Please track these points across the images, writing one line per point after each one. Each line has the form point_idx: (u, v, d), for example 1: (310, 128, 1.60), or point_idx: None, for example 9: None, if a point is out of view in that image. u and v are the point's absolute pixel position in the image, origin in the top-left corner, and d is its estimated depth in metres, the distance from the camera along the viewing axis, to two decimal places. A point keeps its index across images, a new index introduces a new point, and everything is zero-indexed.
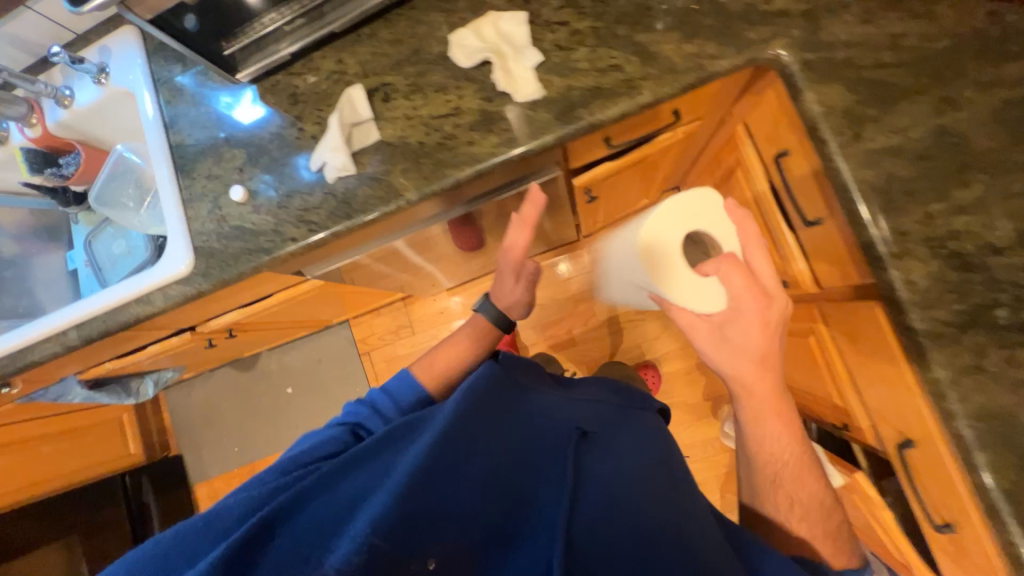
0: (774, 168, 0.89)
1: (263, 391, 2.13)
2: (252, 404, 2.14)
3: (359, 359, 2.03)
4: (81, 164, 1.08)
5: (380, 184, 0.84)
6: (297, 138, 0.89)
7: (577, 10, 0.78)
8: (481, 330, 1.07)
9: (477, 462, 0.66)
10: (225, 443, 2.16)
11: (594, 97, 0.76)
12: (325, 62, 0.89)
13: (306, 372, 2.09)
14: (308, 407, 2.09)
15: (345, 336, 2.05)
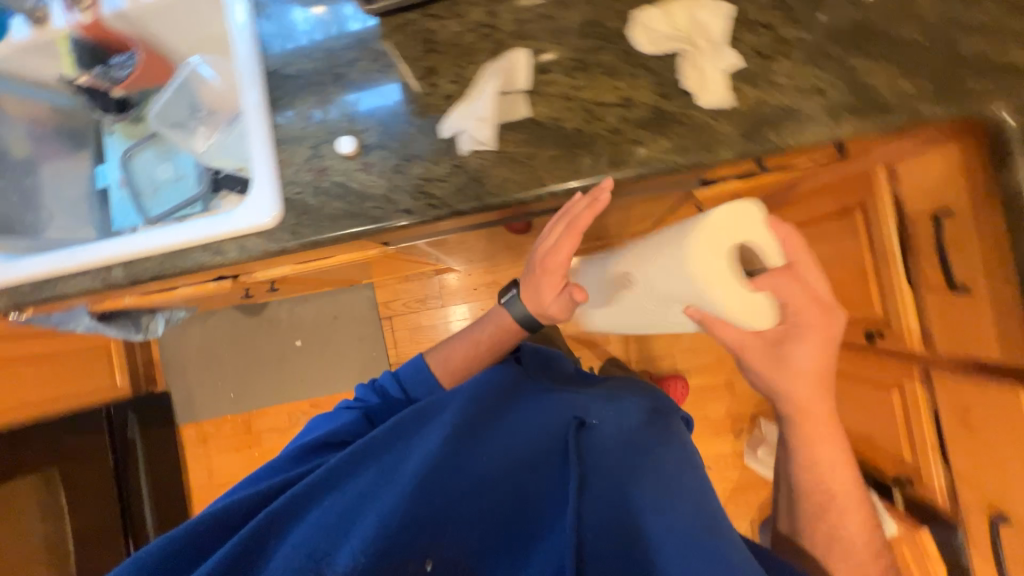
0: (918, 223, 0.86)
1: (268, 339, 2.01)
2: (254, 351, 2.02)
3: (379, 323, 1.93)
4: (139, 67, 0.93)
5: (522, 167, 0.74)
6: (426, 94, 0.77)
7: (786, 15, 0.70)
8: (505, 330, 0.94)
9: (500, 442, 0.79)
10: (220, 387, 2.04)
11: (788, 119, 0.69)
12: (474, 11, 0.77)
13: (318, 327, 1.98)
14: (315, 363, 1.99)
15: (367, 297, 1.93)
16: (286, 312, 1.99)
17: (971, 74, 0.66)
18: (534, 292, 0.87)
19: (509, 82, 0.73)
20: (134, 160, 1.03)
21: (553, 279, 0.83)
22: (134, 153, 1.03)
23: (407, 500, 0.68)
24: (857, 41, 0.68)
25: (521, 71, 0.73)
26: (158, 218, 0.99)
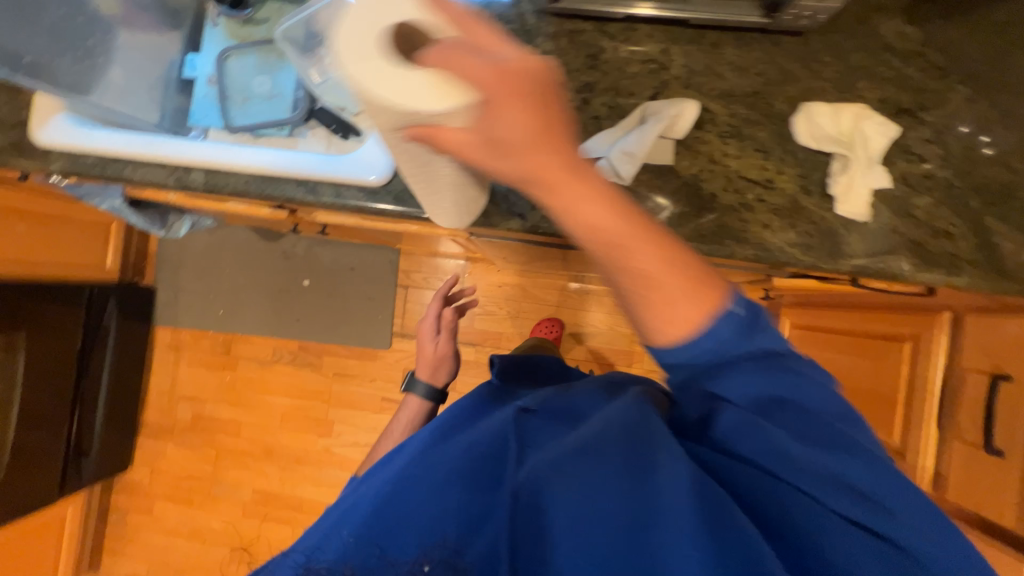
0: (972, 376, 0.89)
1: (275, 269, 1.93)
2: (257, 276, 1.94)
3: (394, 289, 1.89)
4: None
5: (649, 213, 0.73)
6: (576, 108, 0.76)
7: (942, 154, 0.71)
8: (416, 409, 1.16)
9: (450, 452, 0.65)
10: (210, 300, 1.95)
11: (913, 252, 0.71)
12: (649, 43, 0.75)
13: (331, 273, 1.92)
14: (316, 308, 1.93)
15: (390, 260, 1.89)
16: (303, 248, 1.92)
17: None
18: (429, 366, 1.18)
19: (668, 127, 0.72)
20: (232, 61, 0.97)
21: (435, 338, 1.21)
22: (233, 53, 0.97)
23: (363, 532, 0.59)
24: (999, 201, 0.70)
25: (684, 121, 0.72)
26: (241, 130, 0.93)
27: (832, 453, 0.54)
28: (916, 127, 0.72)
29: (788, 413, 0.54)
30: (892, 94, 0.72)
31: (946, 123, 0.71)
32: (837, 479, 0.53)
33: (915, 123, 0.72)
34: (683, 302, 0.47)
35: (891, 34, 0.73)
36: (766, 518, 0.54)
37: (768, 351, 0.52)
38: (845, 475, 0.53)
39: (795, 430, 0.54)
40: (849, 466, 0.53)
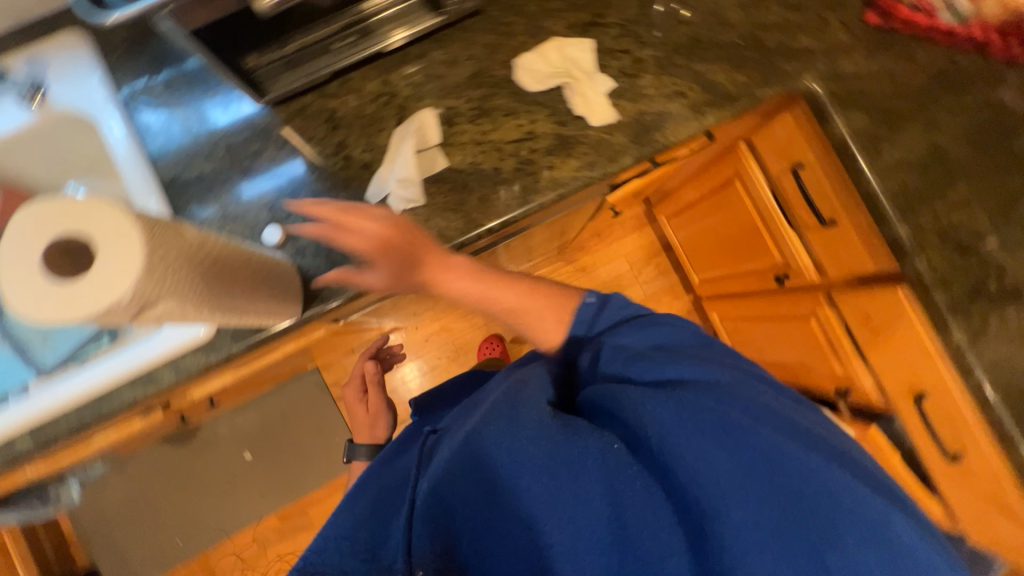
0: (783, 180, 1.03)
1: (209, 465, 1.77)
2: (195, 483, 1.77)
3: (335, 406, 1.81)
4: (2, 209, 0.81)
5: (456, 214, 0.78)
6: (342, 167, 0.79)
7: (637, 39, 0.83)
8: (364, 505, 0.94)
9: (362, 498, 0.63)
10: (161, 539, 1.74)
11: (665, 121, 0.81)
12: (369, 84, 0.80)
13: (267, 432, 1.80)
14: (273, 473, 1.79)
15: (315, 383, 1.81)
16: (225, 428, 1.78)
17: (782, 59, 0.83)
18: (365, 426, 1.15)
19: (423, 139, 0.78)
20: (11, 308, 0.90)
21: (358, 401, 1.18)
22: None
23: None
24: (696, 50, 0.83)
25: (431, 127, 0.79)
26: (55, 369, 0.86)
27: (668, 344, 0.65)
28: (606, 31, 0.83)
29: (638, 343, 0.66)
30: (574, 17, 0.83)
31: (624, 16, 0.83)
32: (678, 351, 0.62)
33: (604, 28, 0.83)
34: (549, 314, 0.71)
35: None
36: (611, 406, 0.58)
37: (625, 318, 0.71)
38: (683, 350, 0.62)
39: (640, 343, 0.66)
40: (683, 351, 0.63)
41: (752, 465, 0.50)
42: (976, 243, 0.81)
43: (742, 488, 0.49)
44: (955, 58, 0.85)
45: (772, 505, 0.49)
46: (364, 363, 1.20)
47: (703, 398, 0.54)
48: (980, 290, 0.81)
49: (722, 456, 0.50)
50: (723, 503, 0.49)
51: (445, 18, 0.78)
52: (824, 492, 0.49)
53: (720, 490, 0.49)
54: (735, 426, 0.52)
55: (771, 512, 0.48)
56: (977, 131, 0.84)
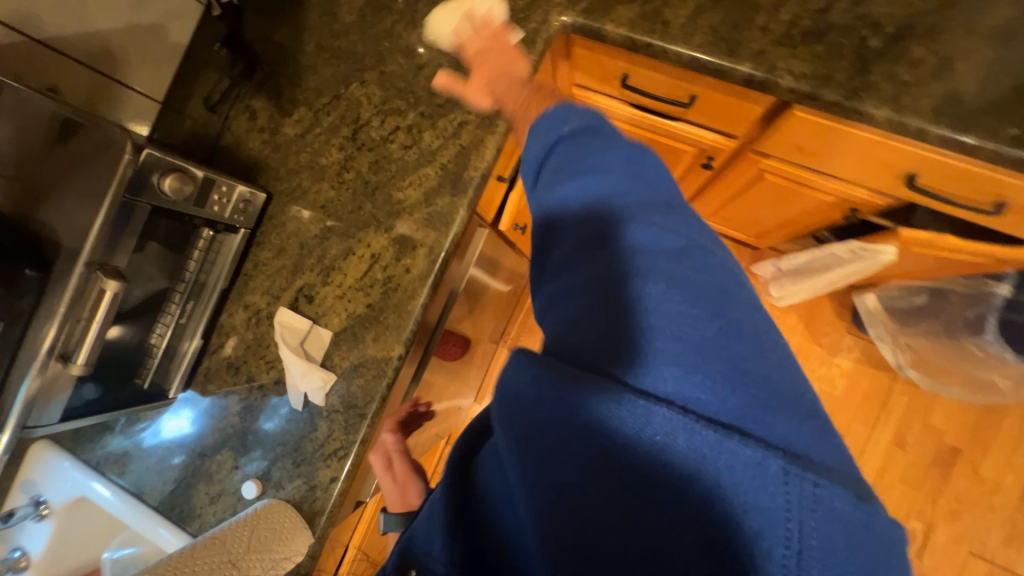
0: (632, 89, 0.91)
1: None
2: None
3: None
4: None
5: (366, 366, 0.80)
6: (263, 396, 0.83)
7: (396, 113, 0.83)
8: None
9: None
10: None
11: (465, 157, 0.79)
12: (237, 317, 0.85)
13: None
14: None
15: None
16: None
17: (522, 24, 0.80)
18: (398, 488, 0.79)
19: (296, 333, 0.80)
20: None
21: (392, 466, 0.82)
22: None
23: None
24: (448, 78, 0.81)
25: (293, 319, 0.79)
26: None
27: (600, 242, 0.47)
28: (370, 126, 0.83)
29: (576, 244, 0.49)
30: (338, 138, 0.84)
31: (373, 103, 0.84)
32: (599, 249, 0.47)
33: (366, 126, 0.83)
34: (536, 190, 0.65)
35: (294, 127, 0.86)
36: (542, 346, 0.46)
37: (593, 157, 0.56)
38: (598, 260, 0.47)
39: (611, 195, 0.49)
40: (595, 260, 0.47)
41: (592, 449, 0.38)
42: (824, 22, 0.70)
43: (582, 483, 0.38)
44: None
45: (610, 495, 0.38)
46: (390, 431, 0.84)
47: (581, 351, 0.43)
48: (865, 57, 0.69)
49: (564, 445, 0.39)
50: (550, 504, 0.38)
51: (246, 229, 0.82)
52: (687, 474, 0.36)
53: (549, 486, 0.39)
54: (601, 386, 0.40)
55: (612, 503, 0.37)
56: None
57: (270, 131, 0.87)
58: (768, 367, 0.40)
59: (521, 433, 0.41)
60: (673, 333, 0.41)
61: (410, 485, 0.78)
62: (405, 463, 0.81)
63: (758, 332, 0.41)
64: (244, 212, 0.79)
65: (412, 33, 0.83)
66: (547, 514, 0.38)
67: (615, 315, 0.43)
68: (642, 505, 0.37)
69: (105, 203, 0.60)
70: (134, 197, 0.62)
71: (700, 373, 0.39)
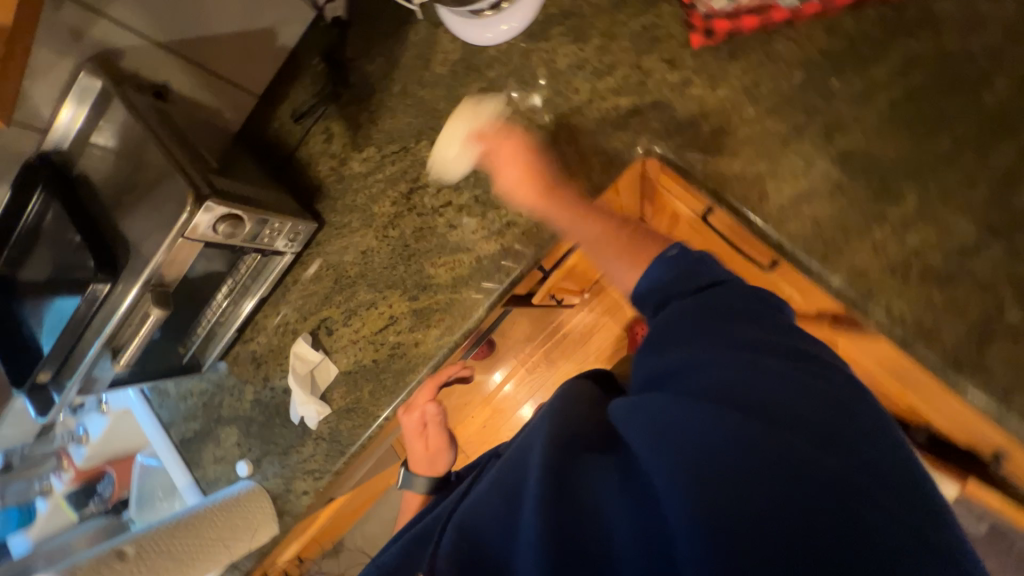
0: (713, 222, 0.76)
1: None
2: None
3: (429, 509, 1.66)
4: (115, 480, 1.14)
5: (357, 412, 0.86)
6: (273, 397, 0.93)
7: (453, 186, 0.81)
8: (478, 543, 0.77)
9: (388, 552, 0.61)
10: None
11: (503, 258, 0.77)
12: (269, 320, 0.94)
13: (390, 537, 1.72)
14: None
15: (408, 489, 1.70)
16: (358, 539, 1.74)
17: (607, 137, 0.72)
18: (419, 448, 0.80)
19: (306, 362, 0.87)
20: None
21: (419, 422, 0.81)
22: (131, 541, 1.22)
23: None
24: None
25: (306, 350, 0.87)
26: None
27: (717, 296, 0.51)
28: (426, 191, 0.82)
29: (696, 301, 0.51)
30: (395, 192, 0.85)
31: None
32: (697, 307, 0.50)
33: (423, 189, 0.83)
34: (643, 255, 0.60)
35: (360, 164, 0.88)
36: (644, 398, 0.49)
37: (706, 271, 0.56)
38: (711, 310, 0.50)
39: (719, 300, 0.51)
40: (719, 310, 0.50)
41: (728, 444, 0.41)
42: (959, 265, 0.56)
43: (712, 475, 0.40)
44: (838, 25, 0.61)
45: (760, 480, 0.39)
46: (431, 401, 0.80)
47: (697, 376, 0.46)
48: (992, 326, 0.55)
49: (700, 437, 0.42)
50: (685, 490, 0.40)
51: (291, 253, 0.87)
52: (828, 495, 0.38)
53: (677, 478, 0.41)
54: (726, 392, 0.44)
55: (762, 488, 0.39)
56: (911, 104, 0.59)
57: (339, 160, 0.89)
58: (862, 424, 0.43)
59: (645, 425, 0.45)
60: (788, 378, 0.44)
61: (442, 454, 0.79)
62: (439, 433, 0.79)
63: (854, 396, 0.45)
64: (293, 241, 0.85)
65: (495, 108, 0.79)
66: (680, 498, 0.40)
67: (737, 355, 0.46)
68: (796, 493, 0.39)
69: (169, 236, 0.66)
70: (190, 237, 0.67)
71: (808, 415, 0.42)
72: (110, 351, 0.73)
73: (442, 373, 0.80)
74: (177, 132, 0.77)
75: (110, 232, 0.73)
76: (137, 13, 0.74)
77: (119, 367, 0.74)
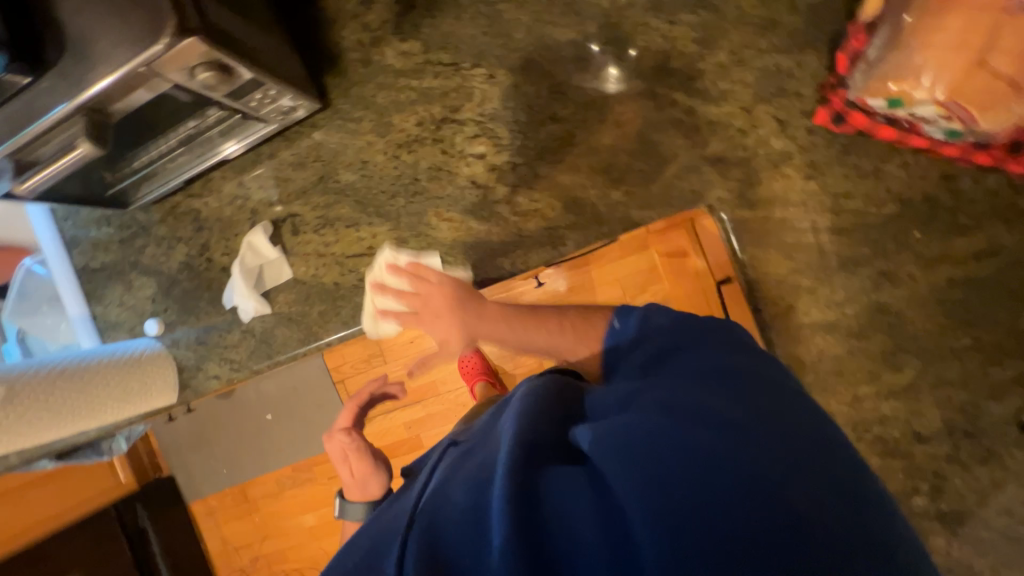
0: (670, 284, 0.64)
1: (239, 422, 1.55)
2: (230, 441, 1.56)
3: None
4: None
5: (298, 325, 0.79)
6: (206, 269, 0.83)
7: (494, 139, 0.69)
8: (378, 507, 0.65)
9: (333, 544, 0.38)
10: None
11: (515, 245, 0.70)
12: (226, 184, 0.80)
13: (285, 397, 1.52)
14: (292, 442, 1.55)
15: None
16: None
17: (675, 174, 0.64)
18: (344, 476, 0.65)
19: (257, 255, 0.78)
20: None
21: (335, 450, 0.66)
22: None
23: None
24: (564, 156, 0.67)
25: (259, 243, 0.77)
26: None
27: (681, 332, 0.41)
28: (460, 128, 0.70)
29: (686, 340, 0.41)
30: (425, 111, 0.71)
31: (482, 110, 0.69)
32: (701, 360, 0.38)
33: (458, 125, 0.70)
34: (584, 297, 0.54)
35: (397, 56, 0.71)
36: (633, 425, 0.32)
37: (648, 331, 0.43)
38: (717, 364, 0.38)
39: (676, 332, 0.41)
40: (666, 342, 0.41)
41: (699, 455, 0.29)
42: (907, 446, 0.61)
43: (677, 484, 0.28)
44: (954, 178, 0.56)
45: (744, 495, 0.28)
46: (345, 428, 0.66)
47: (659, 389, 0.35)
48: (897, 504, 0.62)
49: (666, 436, 0.30)
50: (648, 501, 0.27)
51: (275, 125, 0.73)
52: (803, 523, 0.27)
53: (640, 477, 0.28)
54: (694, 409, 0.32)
55: (750, 508, 0.27)
56: (963, 289, 0.58)
57: (372, 37, 0.72)
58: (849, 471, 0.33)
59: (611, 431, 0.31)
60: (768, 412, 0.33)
61: (371, 478, 0.63)
62: (360, 459, 0.64)
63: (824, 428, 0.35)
64: (284, 113, 0.71)
65: (577, 75, 0.66)
66: (641, 496, 0.27)
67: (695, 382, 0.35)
68: (794, 534, 0.27)
69: (122, 59, 0.50)
70: (156, 73, 0.52)
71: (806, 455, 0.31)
72: (9, 163, 0.57)
73: (358, 395, 0.66)
74: None
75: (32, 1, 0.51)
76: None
77: (18, 190, 0.60)
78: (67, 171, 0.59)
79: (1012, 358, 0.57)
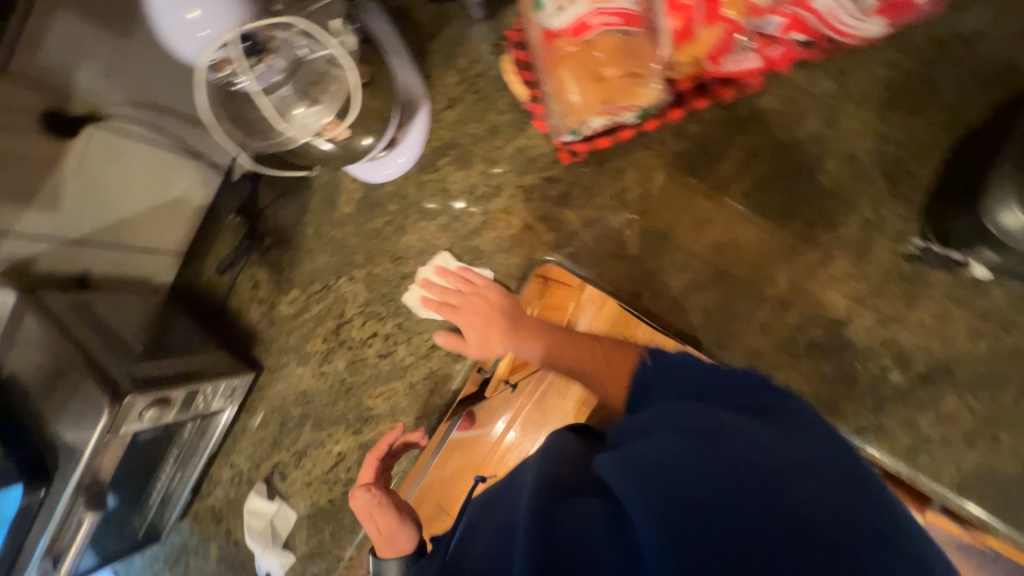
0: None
1: None
2: None
3: None
4: None
5: (320, 554, 0.85)
6: (237, 551, 0.92)
7: (377, 317, 0.84)
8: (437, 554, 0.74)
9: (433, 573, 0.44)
10: None
11: (435, 380, 0.80)
12: (223, 471, 0.94)
13: None
14: None
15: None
16: None
17: (505, 256, 0.76)
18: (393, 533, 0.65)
19: (261, 515, 0.87)
20: None
21: (389, 518, 0.66)
22: None
23: None
24: (428, 295, 0.81)
25: (259, 504, 0.87)
26: None
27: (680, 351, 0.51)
28: (352, 325, 0.85)
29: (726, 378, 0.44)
30: (324, 328, 0.87)
31: (358, 302, 0.85)
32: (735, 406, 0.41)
33: (349, 323, 0.86)
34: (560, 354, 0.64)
35: (288, 306, 0.91)
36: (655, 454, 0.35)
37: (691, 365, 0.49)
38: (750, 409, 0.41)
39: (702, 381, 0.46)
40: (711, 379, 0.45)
41: (716, 470, 0.33)
42: (839, 335, 0.59)
43: (695, 503, 0.31)
44: (682, 131, 0.66)
45: (763, 520, 0.30)
46: (362, 484, 0.70)
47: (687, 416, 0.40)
48: (883, 393, 0.58)
49: (673, 457, 0.34)
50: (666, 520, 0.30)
51: (234, 406, 0.89)
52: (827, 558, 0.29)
53: (660, 496, 0.32)
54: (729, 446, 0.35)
55: (766, 531, 0.30)
56: (761, 191, 0.63)
57: (267, 304, 0.92)
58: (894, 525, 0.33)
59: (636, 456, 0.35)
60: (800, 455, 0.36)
61: (400, 530, 0.64)
62: (384, 512, 0.67)
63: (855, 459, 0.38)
64: (231, 395, 0.86)
65: (402, 239, 0.83)
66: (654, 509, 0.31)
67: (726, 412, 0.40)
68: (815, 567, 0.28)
69: (93, 436, 0.67)
70: (117, 431, 0.69)
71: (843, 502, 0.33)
72: (50, 561, 0.72)
73: (376, 448, 0.74)
74: (95, 320, 0.77)
75: (33, 438, 0.71)
76: (38, 223, 0.72)
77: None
78: (87, 539, 0.72)
79: (844, 214, 0.60)
